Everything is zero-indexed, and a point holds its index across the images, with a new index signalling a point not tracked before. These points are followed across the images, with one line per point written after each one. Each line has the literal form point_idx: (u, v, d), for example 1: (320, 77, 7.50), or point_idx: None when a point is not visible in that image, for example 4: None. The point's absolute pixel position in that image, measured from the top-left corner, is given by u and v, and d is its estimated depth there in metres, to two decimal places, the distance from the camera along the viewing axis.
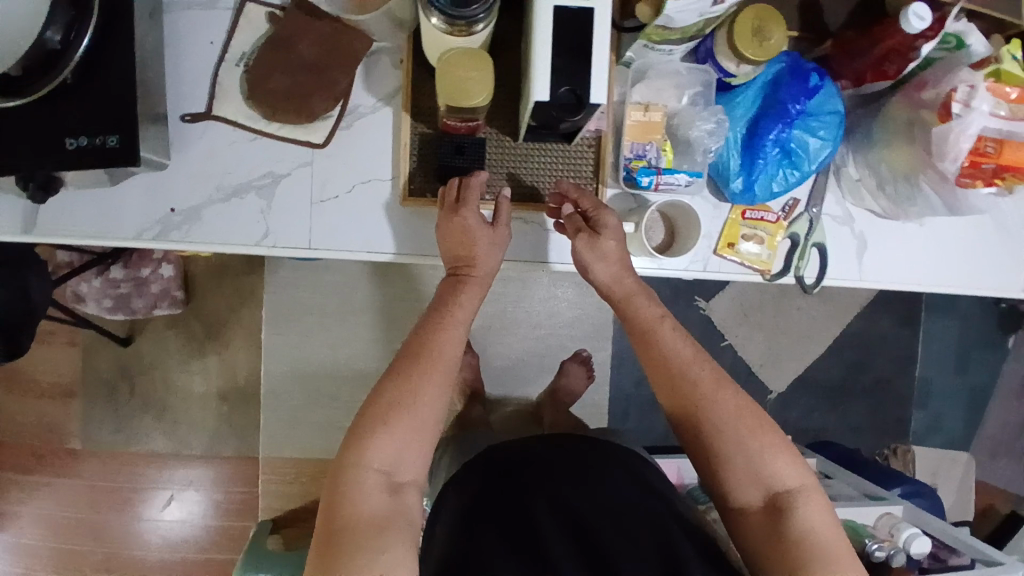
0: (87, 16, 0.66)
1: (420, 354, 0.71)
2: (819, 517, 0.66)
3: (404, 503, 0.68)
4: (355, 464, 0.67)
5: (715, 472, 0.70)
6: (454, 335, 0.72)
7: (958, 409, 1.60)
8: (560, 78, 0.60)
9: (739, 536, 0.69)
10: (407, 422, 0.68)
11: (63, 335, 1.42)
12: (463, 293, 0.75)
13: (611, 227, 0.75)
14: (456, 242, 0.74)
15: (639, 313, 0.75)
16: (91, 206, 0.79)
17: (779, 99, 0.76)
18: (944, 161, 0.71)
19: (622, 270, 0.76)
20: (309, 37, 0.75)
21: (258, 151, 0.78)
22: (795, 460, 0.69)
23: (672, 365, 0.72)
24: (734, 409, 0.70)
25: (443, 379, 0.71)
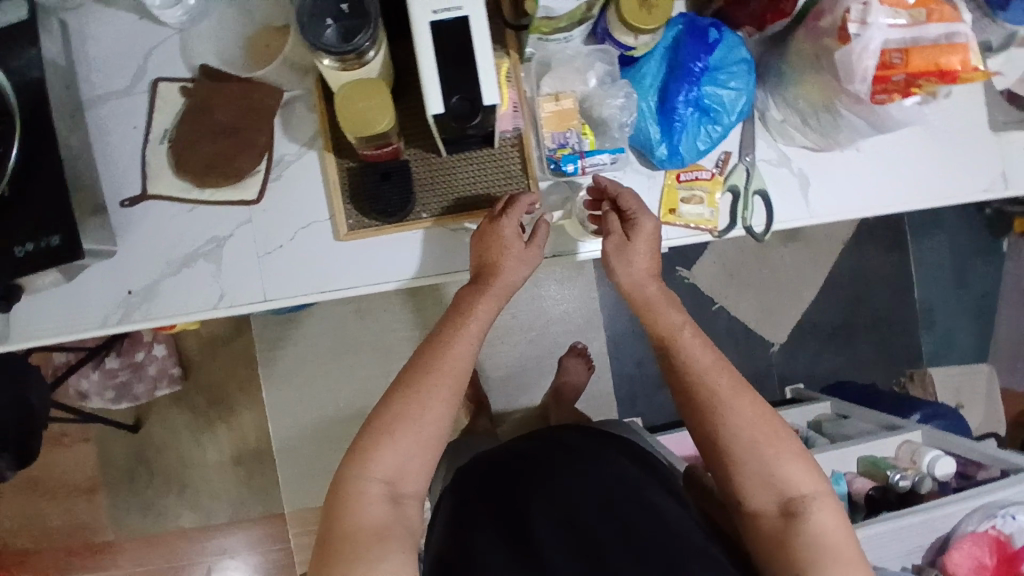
0: (10, 128, 0.71)
1: (429, 370, 0.71)
2: (834, 526, 0.63)
3: (406, 514, 0.68)
4: (357, 475, 0.68)
5: (728, 478, 0.68)
6: (463, 349, 0.72)
7: (967, 323, 1.56)
8: (451, 89, 0.61)
9: (750, 540, 0.67)
10: (412, 435, 0.69)
11: (76, 433, 1.46)
12: (479, 303, 0.74)
13: (647, 230, 0.75)
14: (486, 249, 0.76)
15: (661, 320, 0.73)
16: (54, 304, 0.81)
17: (681, 60, 0.77)
18: (854, 83, 0.70)
19: (649, 276, 0.75)
20: (223, 102, 0.78)
21: (198, 220, 0.80)
22: (812, 470, 0.66)
23: (689, 373, 0.70)
24: (751, 418, 0.67)
25: (453, 395, 0.71)
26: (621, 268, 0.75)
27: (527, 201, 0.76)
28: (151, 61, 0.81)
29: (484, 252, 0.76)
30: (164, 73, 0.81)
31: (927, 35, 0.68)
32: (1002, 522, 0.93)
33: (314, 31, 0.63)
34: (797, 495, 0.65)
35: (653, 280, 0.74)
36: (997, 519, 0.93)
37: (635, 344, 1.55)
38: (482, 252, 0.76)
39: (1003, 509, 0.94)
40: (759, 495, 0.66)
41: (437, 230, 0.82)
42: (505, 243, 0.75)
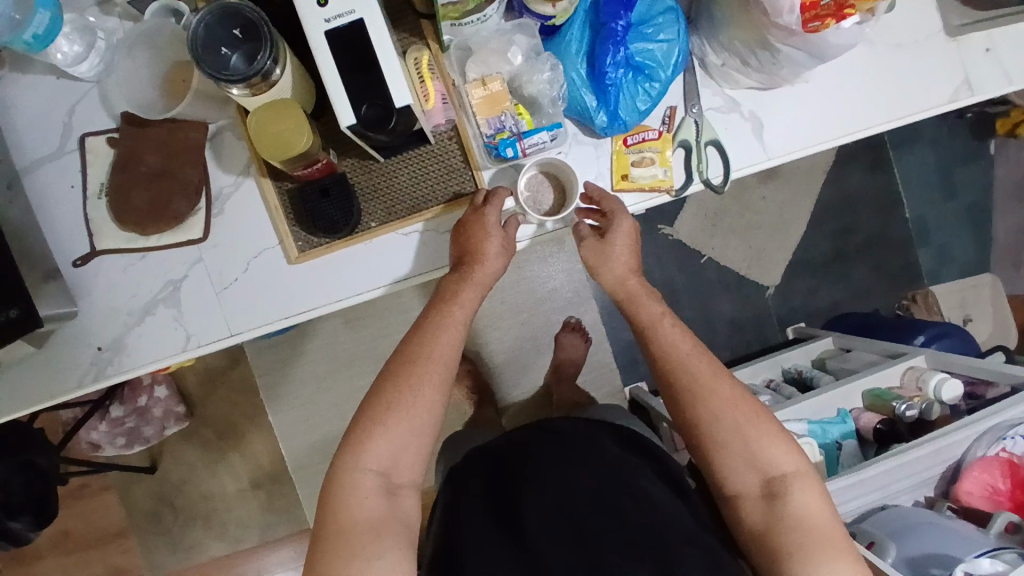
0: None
1: (418, 359, 0.71)
2: (815, 503, 0.65)
3: (401, 505, 0.69)
4: (353, 467, 0.68)
5: (711, 459, 0.69)
6: (449, 339, 0.73)
7: (963, 234, 1.52)
8: (359, 97, 0.59)
9: (735, 523, 0.69)
10: (406, 423, 0.69)
11: (97, 483, 1.49)
12: (463, 291, 0.75)
13: (624, 229, 0.77)
14: (466, 240, 0.75)
15: (641, 311, 0.76)
16: (26, 375, 0.81)
17: (603, 22, 0.73)
18: (782, 16, 0.67)
19: (630, 271, 0.78)
20: (150, 146, 0.76)
21: (150, 266, 0.80)
22: (793, 450, 0.68)
23: (670, 361, 0.72)
24: (732, 400, 0.69)
25: (441, 384, 0.71)
26: (599, 265, 0.78)
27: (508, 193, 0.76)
28: (76, 116, 0.80)
29: (466, 238, 0.76)
30: (89, 128, 0.80)
31: None
32: (1011, 444, 0.93)
33: (212, 63, 0.61)
34: (779, 475, 0.66)
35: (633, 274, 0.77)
36: (1005, 441, 0.93)
37: None
38: (465, 243, 0.76)
39: (1011, 431, 0.93)
40: (741, 476, 0.68)
41: (389, 236, 0.79)
42: (488, 232, 0.75)
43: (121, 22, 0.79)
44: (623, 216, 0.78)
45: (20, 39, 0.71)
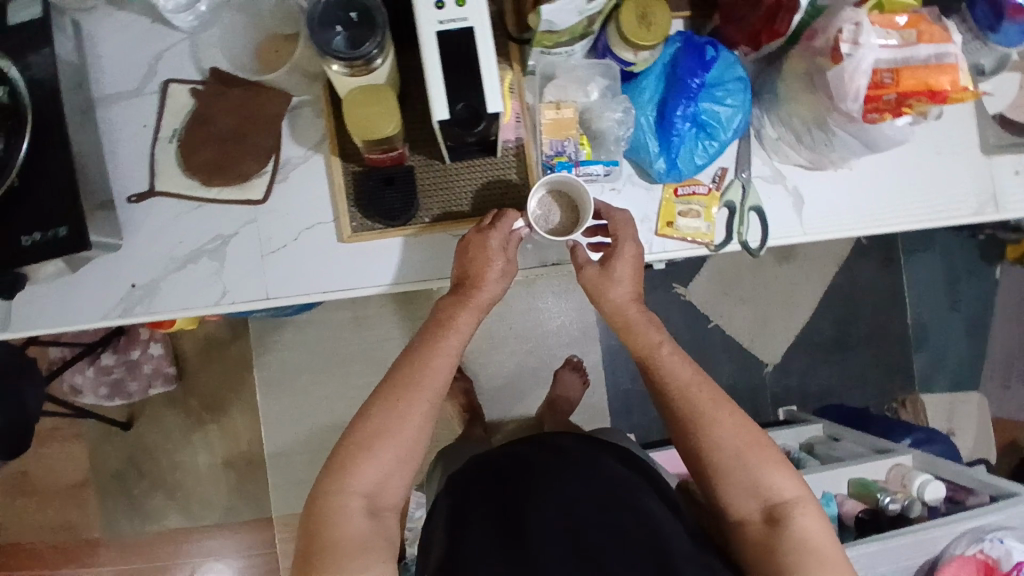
0: (21, 123, 0.72)
1: (408, 383, 0.71)
2: (817, 528, 0.66)
3: (385, 525, 0.69)
4: (338, 490, 0.68)
5: (714, 486, 0.71)
6: (442, 362, 0.73)
7: (959, 346, 1.58)
8: (456, 96, 0.63)
9: (738, 547, 0.70)
10: (393, 447, 0.69)
11: (67, 430, 1.45)
12: (460, 315, 0.76)
13: (628, 255, 0.79)
14: (469, 262, 0.77)
15: (640, 340, 0.78)
16: (57, 297, 0.82)
17: (679, 77, 0.78)
18: (846, 102, 0.72)
19: (631, 300, 0.79)
20: (229, 106, 0.80)
21: (203, 217, 0.81)
22: (794, 477, 0.70)
23: (669, 389, 0.75)
24: (732, 429, 0.71)
25: (430, 406, 0.72)
26: (602, 293, 0.79)
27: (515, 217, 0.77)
28: (162, 61, 0.81)
29: (468, 262, 0.77)
30: (174, 75, 0.81)
31: (919, 55, 0.70)
32: (989, 546, 0.94)
33: (322, 38, 0.65)
34: (780, 501, 0.68)
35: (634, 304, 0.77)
36: (985, 543, 0.94)
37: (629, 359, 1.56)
38: (467, 265, 0.77)
39: (990, 534, 0.95)
40: (742, 502, 0.69)
41: (436, 235, 0.83)
42: (489, 260, 0.76)
43: None
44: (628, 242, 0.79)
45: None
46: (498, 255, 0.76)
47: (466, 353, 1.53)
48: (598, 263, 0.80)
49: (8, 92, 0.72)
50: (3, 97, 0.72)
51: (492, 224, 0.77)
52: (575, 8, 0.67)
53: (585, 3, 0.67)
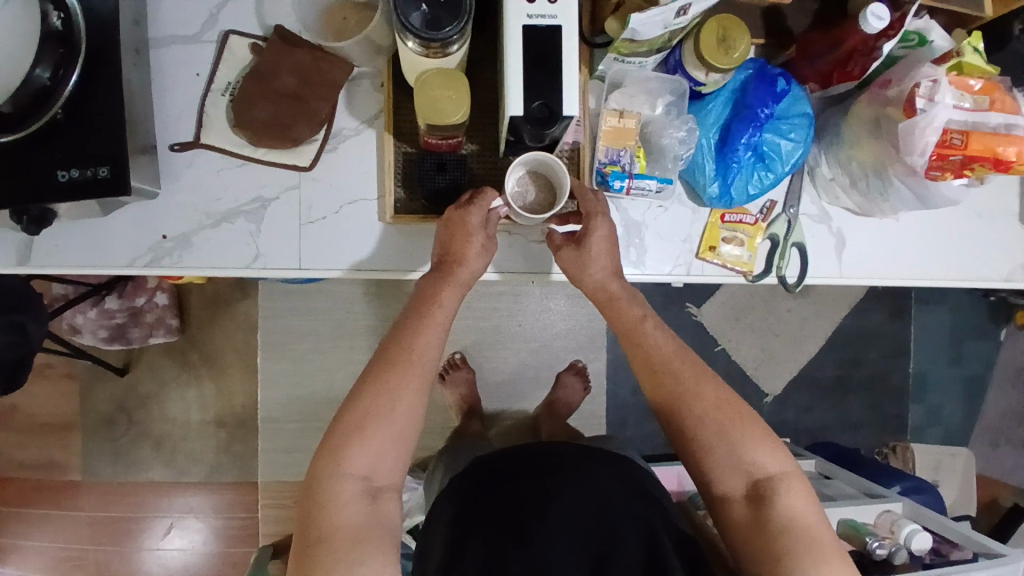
0: (73, 55, 0.67)
1: (399, 359, 0.70)
2: (801, 504, 0.67)
3: (383, 511, 0.66)
4: (333, 474, 0.65)
5: (699, 465, 0.72)
6: (433, 336, 0.72)
7: (954, 401, 1.60)
8: (532, 93, 0.62)
9: (725, 527, 0.70)
10: (385, 428, 0.67)
11: (60, 367, 1.43)
12: (444, 291, 0.74)
13: (601, 234, 0.76)
14: (450, 237, 0.74)
15: (623, 316, 0.77)
16: (84, 237, 0.79)
17: (747, 104, 0.78)
18: (912, 155, 0.71)
19: (611, 275, 0.77)
20: (289, 66, 0.76)
21: (246, 176, 0.80)
22: (779, 452, 0.70)
23: (655, 363, 0.75)
24: (714, 402, 0.72)
25: (420, 381, 0.70)
26: (580, 273, 0.77)
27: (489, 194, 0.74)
28: (225, 11, 0.79)
29: (450, 239, 0.74)
30: (235, 27, 0.79)
31: (988, 122, 0.70)
32: None
33: (405, 11, 0.62)
34: (765, 477, 0.69)
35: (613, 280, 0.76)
36: None
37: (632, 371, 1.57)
38: (448, 240, 0.74)
39: None
40: (727, 478, 0.70)
41: None
42: (469, 233, 0.73)
43: None
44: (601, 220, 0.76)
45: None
46: (477, 230, 0.73)
47: (472, 344, 1.52)
48: (572, 244, 0.77)
49: (64, 20, 0.67)
50: (57, 24, 0.67)
51: (473, 198, 0.74)
52: (662, 21, 0.66)
53: (672, 17, 0.66)
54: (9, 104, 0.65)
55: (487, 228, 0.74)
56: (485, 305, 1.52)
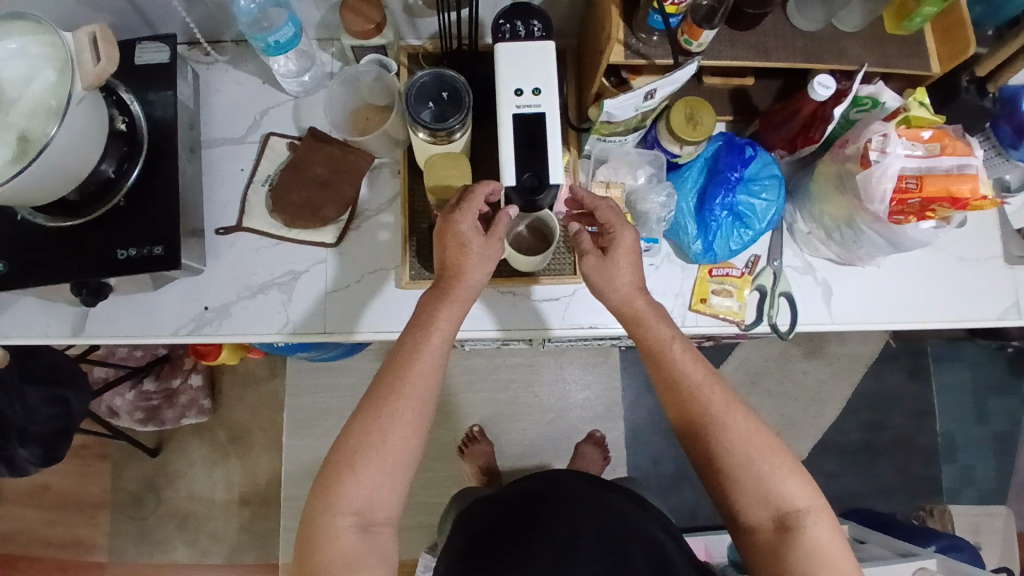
0: (135, 152, 0.82)
1: (393, 391, 0.70)
2: (827, 536, 0.67)
3: (377, 541, 0.69)
4: (326, 511, 0.68)
5: (726, 493, 0.72)
6: (427, 363, 0.72)
7: (986, 461, 1.56)
8: (523, 166, 0.72)
9: (747, 549, 0.72)
10: (377, 463, 0.69)
11: (96, 448, 1.51)
12: (441, 311, 0.73)
13: (626, 244, 0.76)
14: (449, 250, 0.74)
15: (650, 334, 0.75)
16: (134, 310, 0.89)
17: (719, 170, 0.86)
18: (874, 203, 0.78)
19: (635, 290, 0.76)
20: (320, 159, 0.88)
21: (281, 254, 0.91)
22: (806, 484, 0.70)
23: (681, 387, 0.74)
24: (744, 432, 0.71)
25: (414, 414, 0.71)
26: (605, 285, 0.76)
27: (483, 193, 0.72)
28: (267, 117, 0.94)
29: (447, 253, 0.75)
30: (275, 129, 0.94)
31: (941, 165, 0.76)
32: None
33: (416, 109, 0.75)
34: (791, 509, 0.69)
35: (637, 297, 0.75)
36: None
37: (651, 439, 1.56)
38: (444, 255, 0.75)
39: None
40: (754, 508, 0.70)
41: (488, 288, 0.91)
42: (463, 245, 0.73)
43: (332, 59, 0.95)
44: (625, 230, 0.76)
45: (263, 39, 0.80)
46: (471, 239, 0.73)
47: (491, 417, 1.55)
48: (598, 252, 0.76)
49: (127, 123, 0.81)
50: (122, 128, 0.81)
51: (460, 204, 0.73)
52: (633, 104, 0.77)
53: (642, 100, 0.77)
54: (78, 192, 0.77)
55: (483, 232, 0.74)
56: (502, 377, 1.57)
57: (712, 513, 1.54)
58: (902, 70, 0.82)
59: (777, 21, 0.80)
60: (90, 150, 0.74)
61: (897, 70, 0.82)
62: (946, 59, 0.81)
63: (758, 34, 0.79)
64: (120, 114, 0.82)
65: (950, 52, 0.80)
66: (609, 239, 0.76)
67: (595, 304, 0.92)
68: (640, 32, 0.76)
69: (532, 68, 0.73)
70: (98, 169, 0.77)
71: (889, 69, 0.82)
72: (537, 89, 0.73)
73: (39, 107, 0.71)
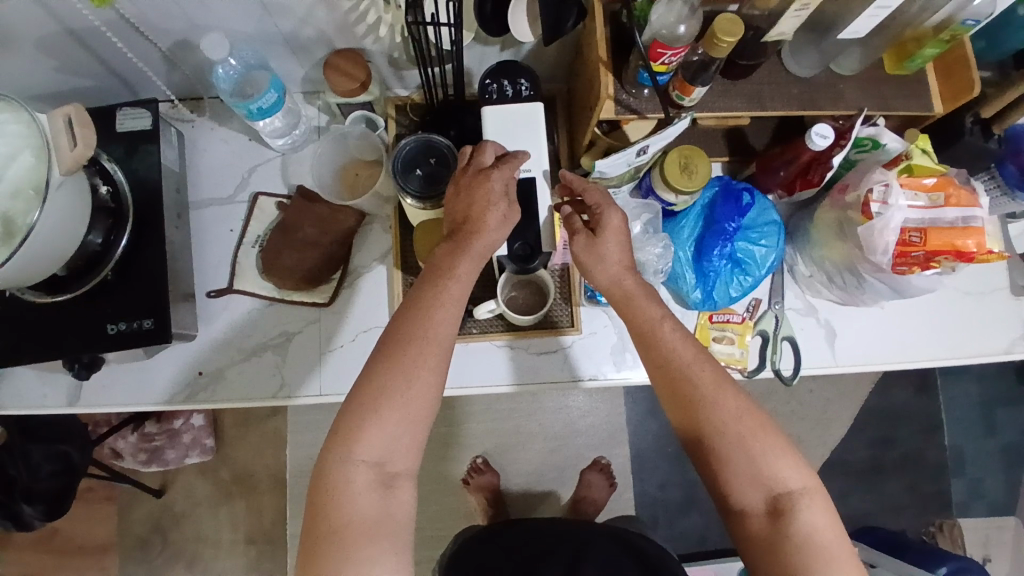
0: (122, 222, 0.80)
1: (413, 339, 0.63)
2: (822, 521, 0.66)
3: (395, 500, 0.63)
4: (342, 460, 0.62)
5: (716, 476, 0.70)
6: (447, 314, 0.65)
7: (997, 473, 1.54)
8: (516, 235, 0.72)
9: (740, 535, 0.70)
10: (401, 409, 0.62)
11: (101, 491, 1.51)
12: (459, 263, 0.66)
13: (614, 224, 0.73)
14: (471, 201, 0.67)
15: (638, 315, 0.72)
16: (127, 379, 0.88)
17: (715, 219, 0.85)
18: (876, 255, 0.76)
19: (624, 269, 0.73)
20: (310, 218, 0.87)
21: (275, 315, 0.90)
22: (800, 466, 0.68)
23: (673, 367, 0.70)
24: (736, 412, 0.68)
25: (439, 361, 0.64)
26: (594, 265, 0.74)
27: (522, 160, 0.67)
28: (255, 174, 0.92)
29: (467, 204, 0.67)
30: (263, 188, 0.92)
31: (944, 217, 0.74)
32: None
33: (404, 180, 0.73)
34: (785, 492, 0.67)
35: (626, 274, 0.71)
36: None
37: (657, 463, 1.55)
38: (466, 207, 0.67)
39: None
40: (748, 493, 0.68)
41: (484, 343, 0.89)
42: (490, 202, 0.66)
43: (318, 113, 0.94)
44: (611, 209, 0.73)
45: (246, 107, 0.79)
46: (500, 198, 0.66)
47: (495, 446, 1.54)
48: (587, 232, 0.74)
49: (111, 191, 0.80)
50: (106, 197, 0.80)
51: (494, 165, 0.67)
52: (625, 160, 0.75)
53: (635, 156, 0.75)
54: (66, 268, 0.77)
55: (509, 196, 0.68)
56: (505, 407, 1.56)
57: (721, 536, 1.53)
58: (902, 111, 0.79)
59: (771, 69, 0.78)
60: (74, 229, 0.73)
61: (899, 112, 0.79)
62: (949, 99, 0.79)
63: (751, 83, 0.77)
64: (102, 182, 0.80)
65: (951, 91, 0.78)
66: (597, 219, 0.74)
67: (595, 354, 0.90)
68: (630, 85, 0.74)
69: (519, 133, 0.71)
70: (84, 241, 0.76)
71: (889, 111, 0.79)
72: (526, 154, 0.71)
73: (19, 191, 0.69)
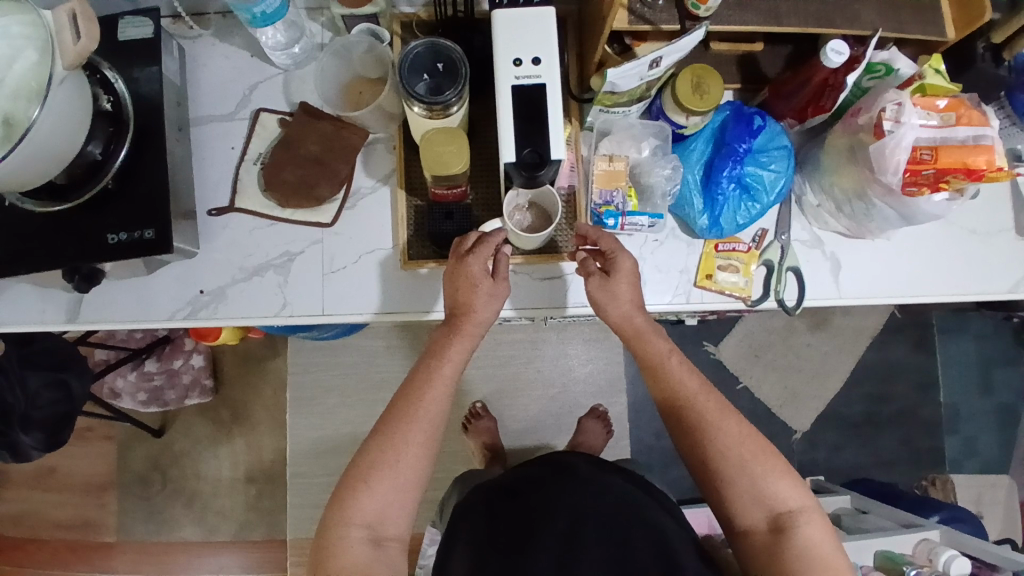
0: (122, 133, 0.79)
1: (404, 416, 0.73)
2: (821, 538, 0.68)
3: (387, 554, 0.70)
4: (339, 523, 0.70)
5: (720, 497, 0.72)
6: (439, 391, 0.74)
7: (989, 432, 1.56)
8: (523, 142, 0.70)
9: (743, 556, 0.71)
10: (389, 478, 0.71)
11: (100, 430, 1.52)
12: (453, 343, 0.76)
13: (626, 268, 0.77)
14: (459, 289, 0.76)
15: (650, 349, 0.77)
16: (130, 294, 0.88)
17: (726, 141, 0.84)
18: (886, 174, 0.76)
19: (635, 308, 0.78)
20: (313, 136, 0.87)
21: (276, 234, 0.88)
22: (800, 486, 0.71)
23: (679, 397, 0.75)
24: (739, 438, 0.72)
25: (425, 435, 0.73)
26: (607, 304, 0.77)
27: (494, 241, 0.75)
28: (256, 92, 0.91)
29: (457, 290, 0.77)
30: (265, 105, 0.91)
31: (955, 136, 0.74)
32: None
33: (411, 83, 0.72)
34: (785, 511, 0.69)
35: (638, 314, 0.76)
36: None
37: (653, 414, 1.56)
38: (454, 293, 0.77)
39: None
40: (749, 512, 0.70)
41: None
42: (474, 283, 0.75)
43: (322, 30, 0.91)
44: (624, 255, 0.77)
45: (249, 10, 0.77)
46: (481, 280, 0.75)
47: (493, 393, 1.55)
48: (600, 273, 0.78)
49: (113, 102, 0.78)
50: (107, 107, 0.78)
51: (472, 249, 0.76)
52: (638, 73, 0.73)
53: (647, 69, 0.73)
54: (65, 176, 0.75)
55: (491, 274, 0.77)
56: (504, 353, 1.56)
57: None
58: (913, 36, 0.77)
59: None
60: (73, 133, 0.71)
61: (911, 36, 0.77)
62: (961, 27, 0.77)
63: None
64: (104, 93, 0.78)
65: (964, 20, 0.76)
66: (609, 261, 0.78)
67: None
68: None
69: (530, 37, 0.70)
70: (84, 150, 0.74)
71: (902, 35, 0.77)
72: (536, 59, 0.69)
73: (17, 88, 0.67)
